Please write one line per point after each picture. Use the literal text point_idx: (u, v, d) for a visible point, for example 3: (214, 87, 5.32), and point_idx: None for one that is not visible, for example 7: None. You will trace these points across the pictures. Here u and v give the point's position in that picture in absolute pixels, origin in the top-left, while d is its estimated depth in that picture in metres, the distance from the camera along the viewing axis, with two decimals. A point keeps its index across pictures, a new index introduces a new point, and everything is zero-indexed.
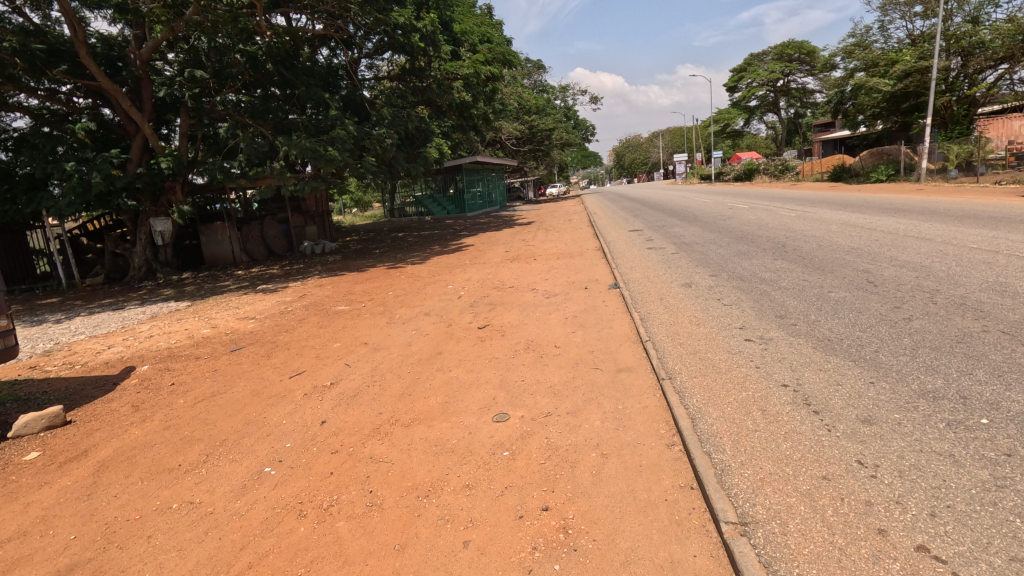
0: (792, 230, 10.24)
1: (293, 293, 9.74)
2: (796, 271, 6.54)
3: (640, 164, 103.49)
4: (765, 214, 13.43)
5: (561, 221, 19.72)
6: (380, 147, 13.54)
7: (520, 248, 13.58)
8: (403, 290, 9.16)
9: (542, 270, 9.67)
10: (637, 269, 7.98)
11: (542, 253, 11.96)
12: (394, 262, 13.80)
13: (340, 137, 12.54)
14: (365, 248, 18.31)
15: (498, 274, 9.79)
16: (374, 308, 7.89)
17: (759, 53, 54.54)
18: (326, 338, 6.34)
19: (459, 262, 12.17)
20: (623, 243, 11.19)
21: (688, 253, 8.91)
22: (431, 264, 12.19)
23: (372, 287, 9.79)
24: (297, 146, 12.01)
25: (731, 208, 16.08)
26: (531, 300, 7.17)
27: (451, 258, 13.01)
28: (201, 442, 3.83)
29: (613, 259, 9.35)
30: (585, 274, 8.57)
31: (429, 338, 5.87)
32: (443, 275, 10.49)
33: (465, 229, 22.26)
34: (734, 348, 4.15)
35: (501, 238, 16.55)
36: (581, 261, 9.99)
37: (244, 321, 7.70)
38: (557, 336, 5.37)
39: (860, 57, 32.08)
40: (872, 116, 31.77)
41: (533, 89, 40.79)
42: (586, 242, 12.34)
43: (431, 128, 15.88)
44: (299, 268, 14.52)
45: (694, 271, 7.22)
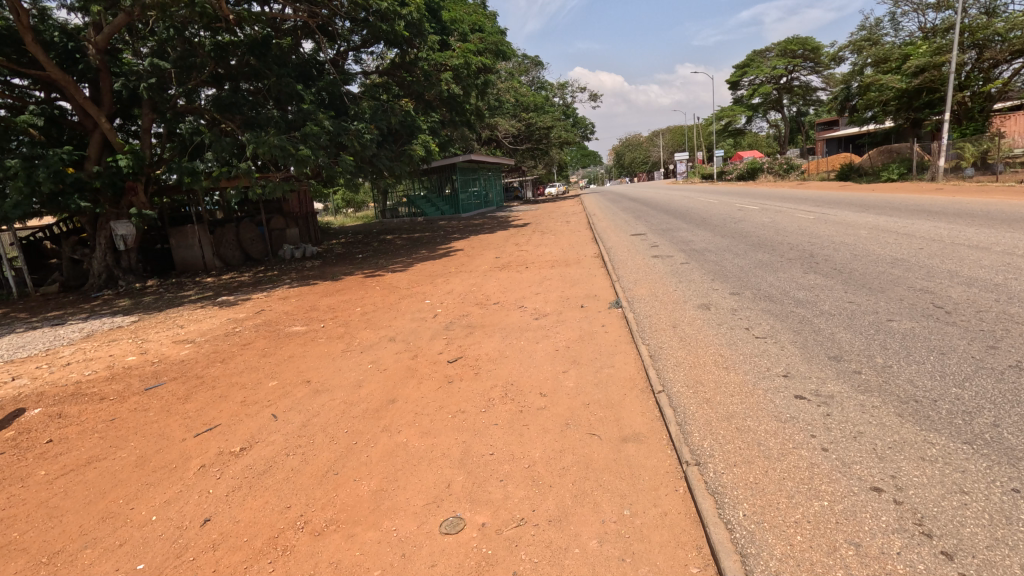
0: (815, 235, 9.09)
1: (251, 308, 8.59)
2: (837, 289, 5.38)
3: (640, 164, 102.24)
4: (781, 216, 12.28)
5: (558, 224, 18.55)
6: (358, 144, 12.36)
7: (511, 254, 12.42)
8: (374, 305, 8.02)
9: (532, 281, 8.53)
10: (642, 283, 6.83)
11: (536, 260, 10.82)
12: (374, 268, 12.66)
13: (313, 133, 11.39)
14: (348, 252, 17.19)
15: (484, 286, 8.67)
16: (334, 330, 6.75)
17: (762, 49, 53.32)
18: (263, 374, 5.19)
19: (444, 270, 11.03)
20: (624, 249, 10.04)
21: (700, 262, 7.74)
22: (413, 273, 11.04)
23: (341, 300, 8.65)
24: (264, 144, 10.79)
25: (742, 209, 14.92)
26: (515, 323, 6.02)
27: (436, 265, 11.88)
28: (24, 555, 2.67)
29: (615, 269, 8.19)
30: (581, 288, 7.43)
31: (386, 377, 4.73)
32: (423, 287, 9.35)
33: (457, 232, 21.09)
34: (784, 411, 2.99)
35: (494, 242, 15.41)
36: (577, 271, 8.85)
37: (179, 346, 6.55)
38: (543, 378, 4.22)
39: (869, 52, 30.89)
40: (881, 114, 30.60)
41: (531, 86, 39.59)
42: (583, 248, 11.20)
43: (417, 124, 14.70)
44: (272, 275, 13.38)
45: (710, 287, 6.07)
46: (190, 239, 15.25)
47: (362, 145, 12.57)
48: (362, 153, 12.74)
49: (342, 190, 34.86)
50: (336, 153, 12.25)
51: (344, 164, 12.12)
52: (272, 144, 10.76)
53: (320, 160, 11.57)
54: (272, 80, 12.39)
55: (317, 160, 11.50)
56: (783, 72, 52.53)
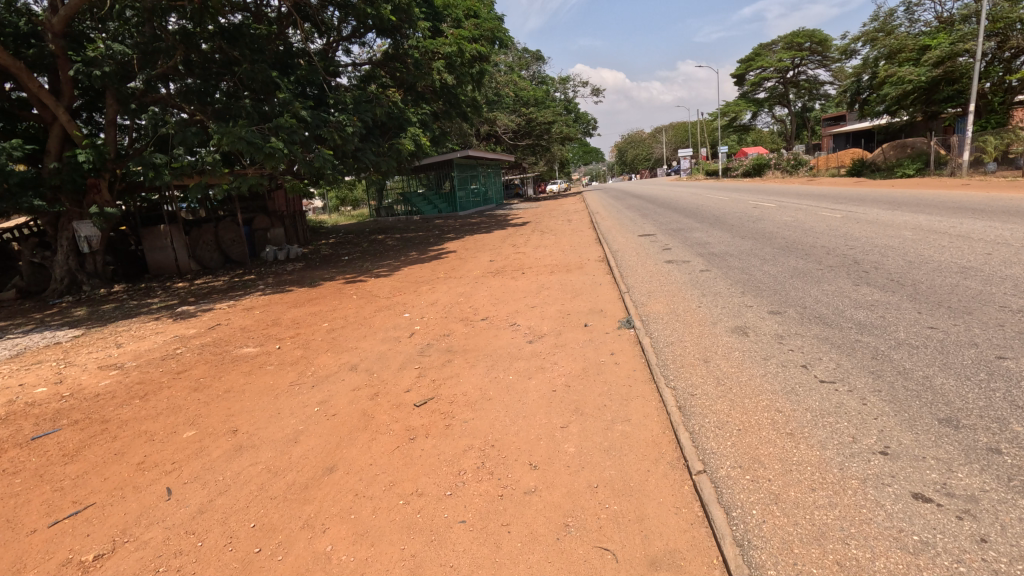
0: (851, 236, 7.99)
1: (208, 321, 7.51)
2: (908, 309, 4.28)
3: (643, 161, 100.98)
4: (804, 214, 11.19)
5: (559, 222, 17.48)
6: (338, 137, 11.23)
7: (507, 257, 11.36)
8: (346, 320, 6.93)
9: (529, 290, 7.44)
10: (658, 295, 5.73)
11: (534, 265, 9.74)
12: (357, 273, 11.62)
13: (287, 123, 10.32)
14: (334, 254, 16.16)
15: (475, 296, 7.58)
16: (290, 353, 5.66)
17: (769, 42, 52.13)
18: (183, 418, 4.10)
19: (431, 276, 9.98)
20: (632, 252, 8.92)
21: (723, 269, 6.64)
22: (397, 278, 9.97)
23: (310, 312, 7.58)
24: (228, 135, 9.62)
25: (757, 207, 13.80)
26: (505, 348, 4.93)
27: (424, 270, 10.81)
28: None
29: (624, 277, 7.09)
30: (584, 301, 6.31)
31: (331, 429, 3.64)
32: (407, 296, 8.28)
33: (453, 231, 20.00)
34: (907, 529, 1.90)
35: (490, 243, 14.34)
36: (580, 279, 7.75)
37: (103, 373, 5.47)
38: (534, 440, 3.12)
39: (883, 43, 29.74)
40: (896, 107, 29.46)
41: (531, 80, 38.44)
42: (587, 250, 10.15)
43: (406, 116, 13.57)
44: (248, 280, 12.36)
45: (741, 303, 4.98)
46: (162, 240, 14.19)
47: (341, 138, 11.43)
48: (343, 146, 11.61)
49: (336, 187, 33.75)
50: (313, 147, 11.12)
51: (322, 158, 10.97)
52: (237, 135, 9.58)
53: (293, 154, 10.43)
54: (243, 65, 11.22)
55: (290, 154, 10.38)
56: (789, 65, 51.31)
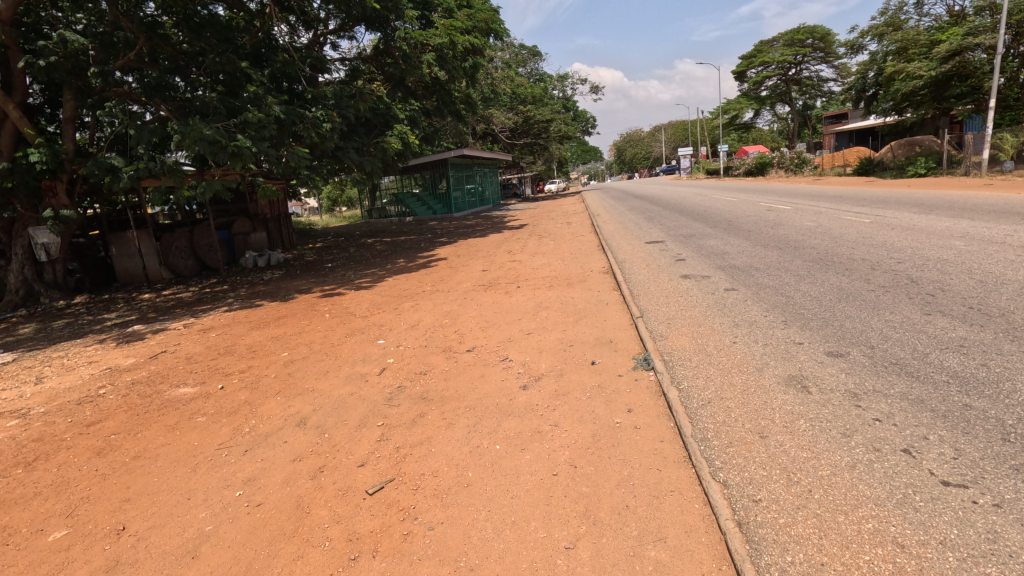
0: (892, 245, 7.02)
1: (154, 348, 6.48)
2: (1017, 354, 3.28)
3: (641, 160, 99.81)
4: (826, 219, 10.21)
5: (558, 226, 16.52)
6: (315, 134, 10.22)
7: (502, 266, 10.40)
8: (311, 348, 5.93)
9: (525, 310, 6.43)
10: (679, 324, 4.75)
11: (531, 277, 8.73)
12: (338, 284, 10.64)
13: (256, 119, 9.30)
14: (318, 260, 15.18)
15: (464, 317, 6.57)
16: (233, 395, 4.64)
17: (770, 39, 51.09)
18: (63, 503, 3.10)
19: (418, 289, 9.01)
20: (641, 264, 7.96)
21: (752, 288, 5.66)
22: (379, 292, 9.00)
23: (272, 336, 6.57)
24: (186, 132, 8.59)
25: (771, 210, 12.85)
26: (492, 396, 3.93)
27: (409, 282, 9.81)
28: None
29: (636, 296, 6.10)
30: (589, 329, 5.31)
31: (247, 534, 2.65)
32: (386, 315, 7.26)
33: (445, 235, 19.00)
34: None
35: (483, 249, 13.32)
36: (583, 297, 6.73)
37: (1, 423, 4.45)
38: (526, 573, 2.14)
39: (892, 37, 28.74)
40: (905, 103, 28.45)
41: (529, 77, 37.38)
42: (590, 260, 9.19)
43: (392, 112, 12.56)
44: (220, 292, 11.37)
45: (788, 339, 4.00)
46: (131, 246, 13.17)
47: (318, 136, 10.41)
48: (320, 145, 10.60)
49: (328, 188, 32.69)
50: (287, 146, 10.11)
51: (296, 158, 9.96)
52: (197, 131, 8.54)
53: (264, 154, 9.43)
54: (208, 55, 10.18)
55: (260, 154, 9.38)
56: (791, 62, 50.27)
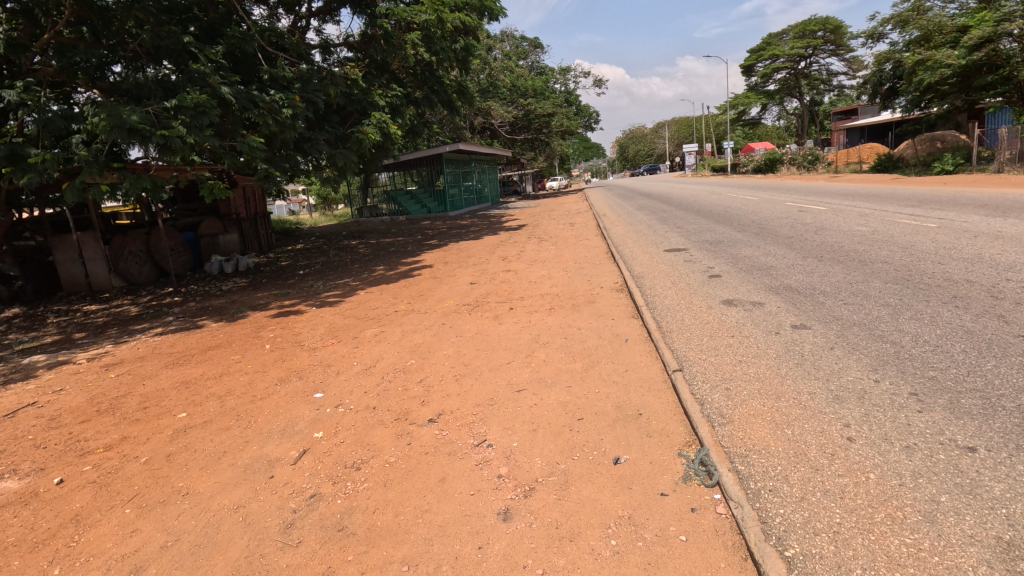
0: (994, 259, 5.43)
1: (22, 399, 4.84)
2: None
3: (645, 157, 98.03)
4: (878, 223, 8.62)
5: (561, 227, 14.94)
6: (272, 122, 8.64)
7: (494, 277, 8.84)
8: (222, 405, 4.32)
9: (516, 349, 4.84)
10: (743, 392, 3.15)
11: (527, 295, 7.12)
12: (301, 297, 9.07)
13: (196, 101, 7.69)
14: (292, 266, 13.63)
15: (435, 357, 4.96)
16: (63, 502, 3.04)
17: (780, 31, 49.35)
18: None
19: (390, 308, 7.44)
20: (663, 281, 6.37)
21: (830, 325, 4.07)
22: (343, 313, 7.44)
23: (182, 381, 4.96)
24: (103, 114, 7.00)
25: (803, 211, 11.27)
26: (449, 537, 2.35)
27: (382, 299, 8.21)
28: None
29: (666, 331, 4.52)
30: (603, 390, 3.72)
31: None
32: (341, 348, 5.66)
33: (437, 236, 17.46)
34: None
35: (474, 255, 11.71)
36: (592, 330, 5.13)
37: None
38: None
39: (916, 25, 27.11)
40: (929, 96, 26.79)
41: (530, 69, 35.69)
42: (599, 273, 7.62)
43: (370, 99, 10.97)
44: (166, 305, 9.79)
45: (947, 438, 2.40)
46: (73, 251, 11.55)
47: (276, 124, 8.83)
48: (280, 135, 9.00)
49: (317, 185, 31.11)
50: (238, 136, 8.55)
51: (248, 148, 8.37)
52: (117, 115, 6.96)
53: (205, 144, 7.84)
54: (145, 27, 8.54)
55: (201, 145, 7.78)
56: (802, 54, 48.52)
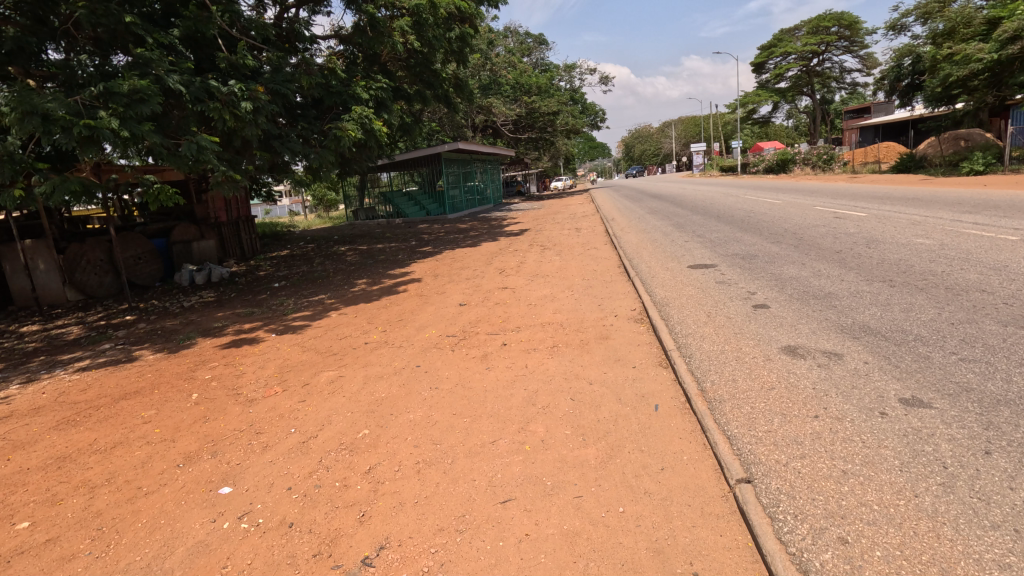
0: None
1: None
2: None
3: (651, 157, 96.54)
4: (941, 234, 7.32)
5: (566, 233, 13.68)
6: (229, 116, 7.39)
7: (488, 297, 7.58)
8: (88, 506, 3.06)
9: (505, 417, 3.57)
10: (878, 553, 1.87)
11: (525, 324, 5.83)
12: (264, 320, 7.85)
13: (133, 88, 6.44)
14: (270, 276, 12.42)
15: (397, 425, 3.70)
16: None
17: (793, 27, 47.86)
18: None
19: (360, 339, 6.19)
20: (695, 312, 5.08)
21: (963, 401, 2.79)
22: (304, 345, 6.19)
23: (59, 457, 3.71)
24: (13, 100, 5.73)
25: (839, 218, 9.99)
26: None
27: (354, 325, 6.95)
28: None
29: (714, 400, 3.22)
30: (632, 512, 2.44)
31: None
32: (284, 404, 4.39)
33: (431, 242, 16.22)
34: None
35: (468, 267, 10.45)
36: (607, 388, 3.85)
37: None
38: None
39: (941, 16, 25.74)
40: (956, 91, 25.35)
41: (534, 66, 34.46)
42: (613, 296, 6.37)
43: (351, 92, 9.74)
44: (114, 325, 8.56)
45: None
46: (22, 262, 10.32)
47: (235, 118, 7.58)
48: (240, 132, 7.76)
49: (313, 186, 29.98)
50: (189, 132, 7.31)
51: (198, 147, 7.16)
52: (28, 101, 5.72)
53: (144, 141, 6.61)
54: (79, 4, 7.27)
55: (140, 139, 6.51)
56: (816, 50, 47.02)
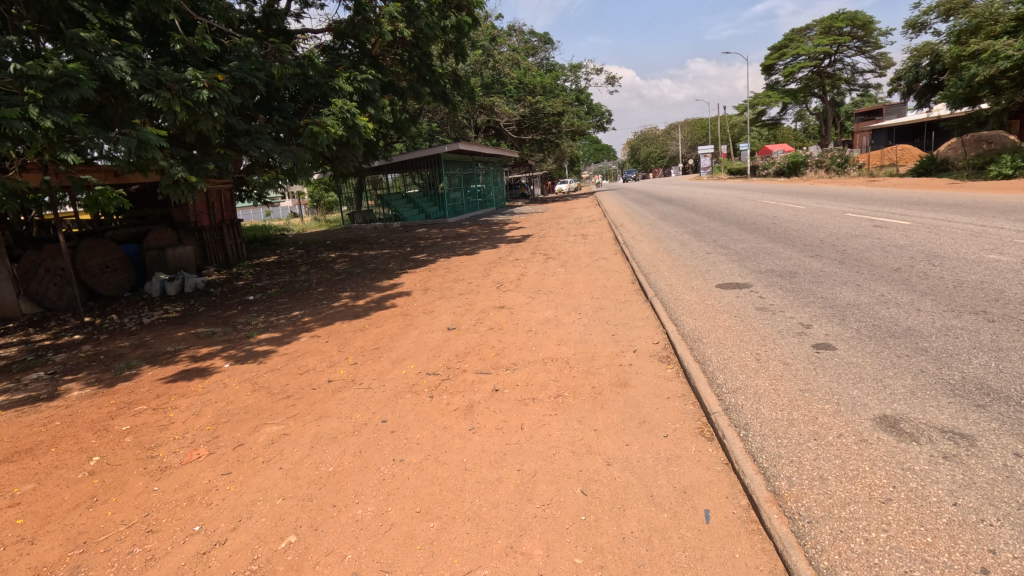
0: None
1: None
2: None
3: (656, 160, 95.14)
4: (1015, 249, 6.23)
5: (571, 241, 12.59)
6: (181, 106, 6.40)
7: (480, 319, 6.50)
8: None
9: (487, 525, 2.49)
10: None
11: (522, 360, 4.77)
12: (222, 343, 6.79)
13: (60, 71, 5.51)
14: (248, 286, 11.39)
15: (338, 528, 2.64)
16: None
17: (804, 27, 46.70)
18: None
19: (323, 375, 5.13)
20: (739, 351, 3.98)
21: None
22: (256, 382, 5.13)
23: None
24: None
25: (881, 226, 8.87)
26: None
27: (322, 353, 5.86)
28: None
29: (802, 520, 2.12)
30: None
31: None
32: (201, 479, 3.32)
33: (426, 248, 15.18)
34: None
35: (463, 279, 9.39)
36: (634, 477, 2.77)
37: None
38: None
39: (966, 13, 24.57)
40: (983, 91, 24.17)
41: (539, 65, 33.45)
42: (630, 324, 5.31)
43: (331, 85, 8.72)
44: (56, 346, 7.51)
45: None
46: None
47: (188, 110, 6.60)
48: (196, 125, 6.77)
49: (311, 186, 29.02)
50: (133, 124, 6.40)
51: (141, 142, 6.25)
52: None
53: (73, 133, 5.67)
54: None
55: (68, 131, 5.61)
56: (829, 50, 45.78)
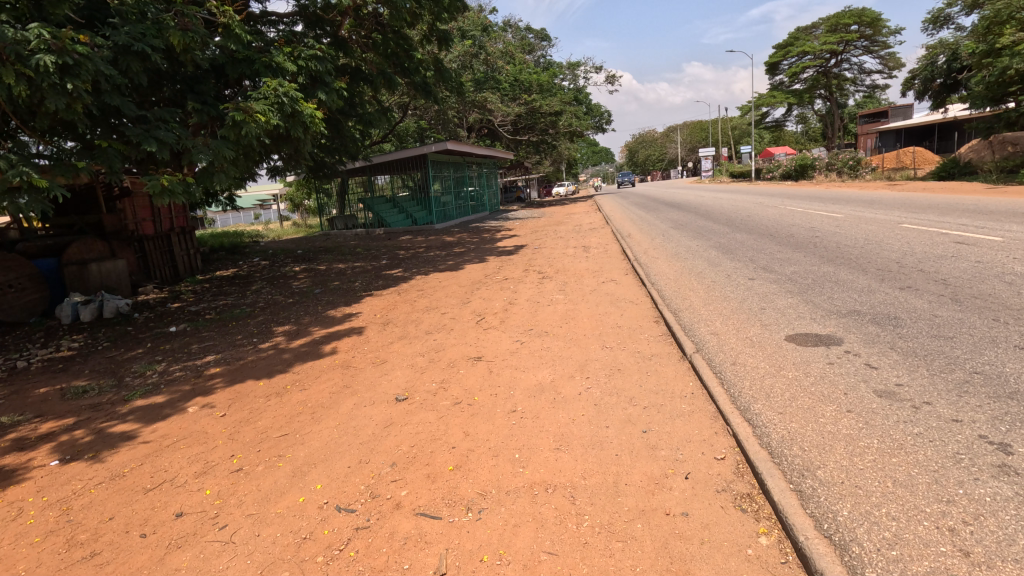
0: None
1: None
2: None
3: (655, 162, 93.31)
4: None
5: (572, 255, 10.71)
6: (11, 76, 4.37)
7: (443, 381, 4.58)
8: None
9: None
10: None
11: (495, 488, 2.84)
12: (85, 413, 4.85)
13: None
14: (181, 311, 9.43)
15: None
16: None
17: (810, 25, 45.02)
18: None
19: (173, 496, 3.19)
20: (908, 514, 2.06)
21: None
22: (66, 509, 3.17)
23: None
24: None
25: (965, 243, 7.03)
26: None
27: (201, 446, 3.89)
28: None
29: None
30: None
31: None
32: None
33: (405, 260, 13.29)
34: None
35: (435, 307, 7.49)
36: None
37: None
38: None
39: (992, 4, 22.83)
40: (1014, 87, 22.39)
41: (535, 61, 31.65)
42: (668, 410, 3.42)
43: (267, 60, 6.85)
44: None
45: None
46: None
47: (29, 84, 4.57)
48: (46, 106, 4.77)
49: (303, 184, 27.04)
50: None
51: None
52: None
53: None
54: None
55: None
56: (835, 49, 44.04)
